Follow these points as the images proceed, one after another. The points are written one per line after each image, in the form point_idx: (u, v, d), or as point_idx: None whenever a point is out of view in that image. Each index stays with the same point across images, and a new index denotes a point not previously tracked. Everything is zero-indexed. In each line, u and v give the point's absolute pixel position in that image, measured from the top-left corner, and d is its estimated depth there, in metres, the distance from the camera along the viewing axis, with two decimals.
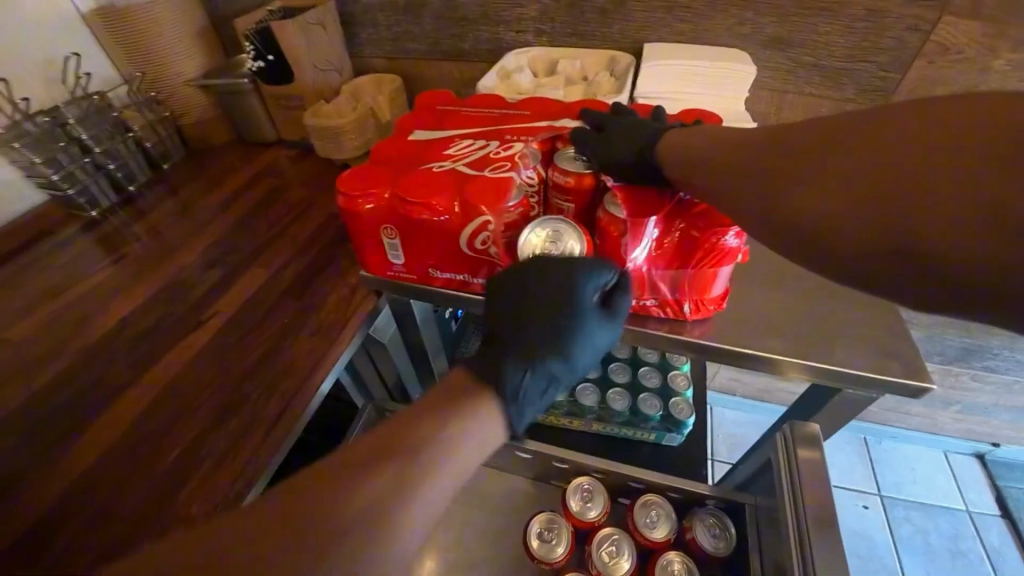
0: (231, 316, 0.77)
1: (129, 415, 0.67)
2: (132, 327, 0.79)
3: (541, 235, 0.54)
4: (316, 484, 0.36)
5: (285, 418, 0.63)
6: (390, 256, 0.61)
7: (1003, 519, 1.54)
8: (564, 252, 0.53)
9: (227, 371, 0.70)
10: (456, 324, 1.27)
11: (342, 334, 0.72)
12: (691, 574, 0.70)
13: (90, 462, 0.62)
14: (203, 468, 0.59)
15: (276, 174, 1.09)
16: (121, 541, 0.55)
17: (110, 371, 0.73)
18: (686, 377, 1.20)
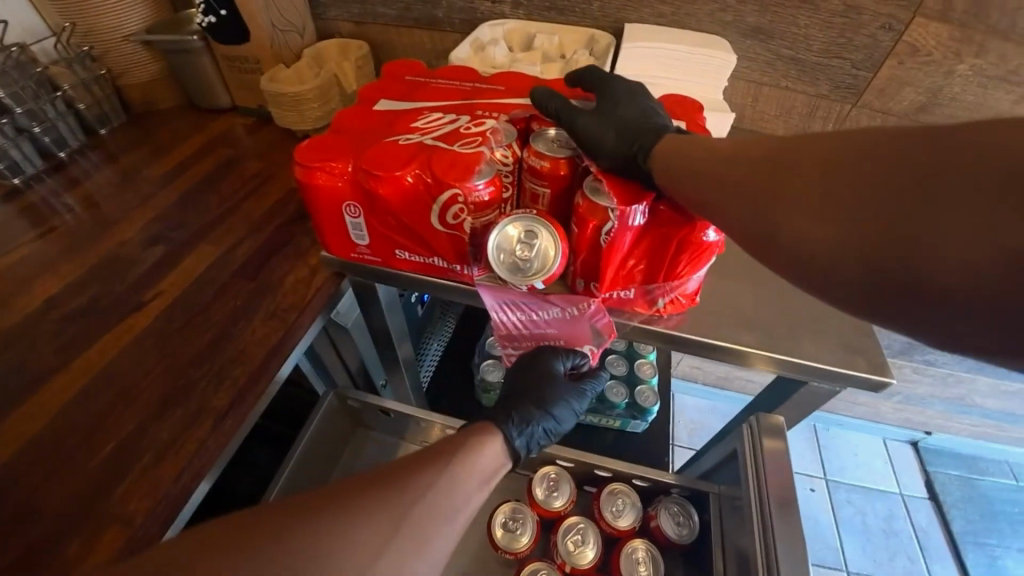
0: (177, 297, 0.71)
1: (56, 406, 0.60)
2: (60, 307, 0.71)
3: (517, 230, 0.51)
4: (328, 500, 0.41)
5: (235, 409, 0.58)
6: (352, 236, 0.57)
7: (931, 501, 1.66)
8: (536, 253, 0.51)
9: (170, 357, 0.64)
10: (423, 308, 1.23)
11: (300, 318, 0.66)
12: (656, 562, 0.70)
13: (7, 459, 0.56)
14: (142, 464, 0.54)
15: (229, 143, 1.00)
16: (44, 545, 0.49)
17: (34, 357, 0.65)
18: (652, 367, 1.21)
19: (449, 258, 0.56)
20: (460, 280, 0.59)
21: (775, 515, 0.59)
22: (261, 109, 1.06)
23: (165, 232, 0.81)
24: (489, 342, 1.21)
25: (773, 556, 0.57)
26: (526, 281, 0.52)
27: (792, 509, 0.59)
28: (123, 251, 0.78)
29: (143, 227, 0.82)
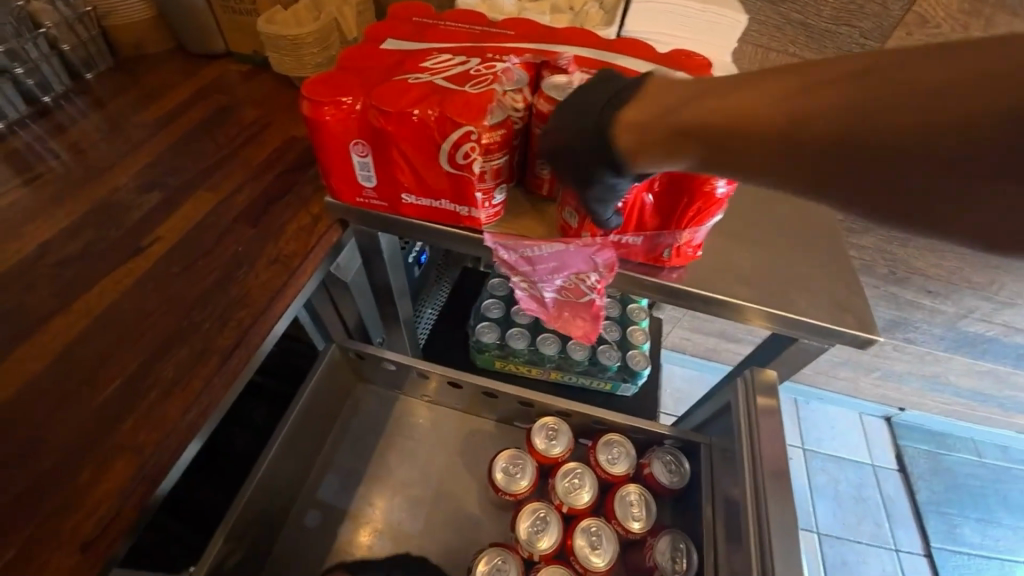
0: (174, 242, 0.69)
1: (55, 348, 0.59)
2: (52, 252, 0.69)
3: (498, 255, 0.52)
4: None
5: (239, 352, 0.58)
6: (359, 178, 0.56)
7: (899, 472, 1.74)
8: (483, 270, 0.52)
9: (171, 300, 0.63)
10: (420, 269, 1.22)
11: (303, 266, 0.66)
12: (647, 503, 0.74)
13: (11, 395, 0.56)
14: (148, 399, 0.54)
15: (224, 91, 0.97)
16: (55, 473, 0.50)
17: (27, 300, 0.64)
18: (644, 333, 1.24)
19: (456, 204, 0.55)
20: (466, 227, 0.59)
21: (766, 456, 0.62)
22: (256, 56, 1.02)
23: (158, 178, 0.79)
24: (486, 305, 1.22)
25: (761, 490, 0.60)
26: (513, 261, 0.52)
27: (780, 452, 0.62)
28: (115, 196, 0.76)
29: (134, 172, 0.80)
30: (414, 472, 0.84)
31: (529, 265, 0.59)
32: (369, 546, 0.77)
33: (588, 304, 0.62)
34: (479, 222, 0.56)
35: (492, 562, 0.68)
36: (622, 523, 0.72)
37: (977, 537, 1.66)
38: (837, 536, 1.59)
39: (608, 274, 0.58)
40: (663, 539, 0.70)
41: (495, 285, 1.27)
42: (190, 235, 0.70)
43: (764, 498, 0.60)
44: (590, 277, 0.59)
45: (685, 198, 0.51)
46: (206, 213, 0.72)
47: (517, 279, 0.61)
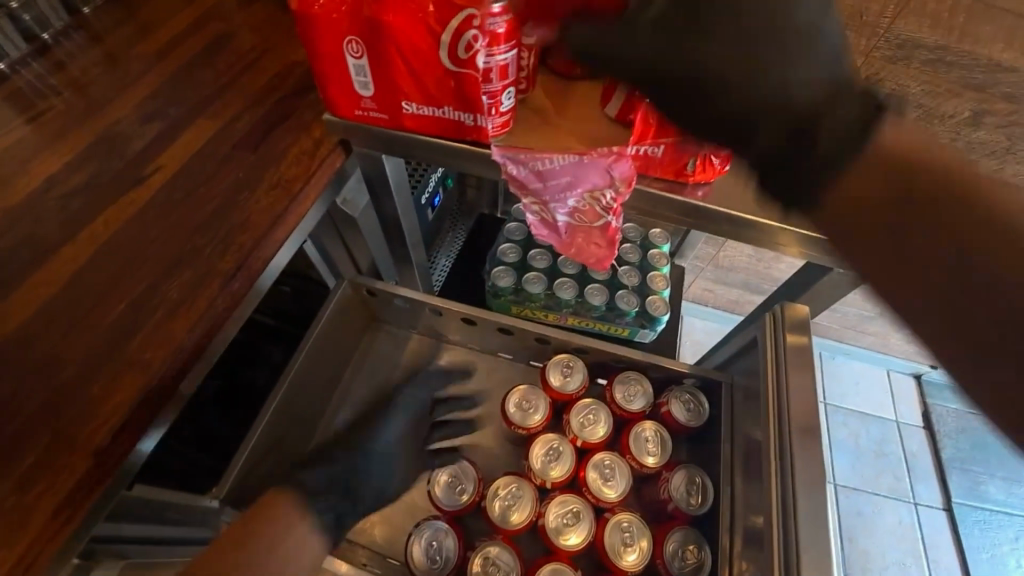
0: (174, 170, 0.66)
1: (61, 276, 0.58)
2: (54, 182, 0.66)
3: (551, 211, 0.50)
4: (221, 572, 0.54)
5: (241, 275, 0.57)
6: (356, 87, 0.53)
7: (925, 430, 1.69)
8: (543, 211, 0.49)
9: (172, 224, 0.61)
10: (433, 212, 1.18)
11: (304, 191, 0.64)
12: (663, 441, 0.72)
13: (22, 315, 0.56)
14: (153, 318, 0.54)
15: (221, 20, 0.92)
16: (67, 387, 0.50)
17: (30, 230, 0.62)
18: (664, 279, 1.19)
19: (461, 112, 0.52)
20: (472, 141, 0.55)
21: (794, 395, 0.59)
22: None
23: (157, 107, 0.74)
24: (501, 249, 1.18)
25: (786, 422, 0.57)
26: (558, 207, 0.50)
27: (807, 391, 0.59)
28: (113, 126, 0.72)
29: (131, 102, 0.75)
30: (426, 408, 0.84)
31: (541, 181, 0.55)
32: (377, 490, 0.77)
33: (604, 227, 0.58)
34: (485, 133, 0.53)
35: (503, 488, 0.68)
36: (637, 458, 0.71)
37: (1001, 496, 1.61)
38: (853, 487, 1.58)
39: (625, 189, 0.53)
40: (678, 474, 0.69)
41: (512, 230, 1.22)
42: (190, 160, 0.67)
43: (788, 439, 0.56)
44: (606, 193, 0.54)
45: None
46: (205, 139, 0.69)
47: (528, 198, 0.57)
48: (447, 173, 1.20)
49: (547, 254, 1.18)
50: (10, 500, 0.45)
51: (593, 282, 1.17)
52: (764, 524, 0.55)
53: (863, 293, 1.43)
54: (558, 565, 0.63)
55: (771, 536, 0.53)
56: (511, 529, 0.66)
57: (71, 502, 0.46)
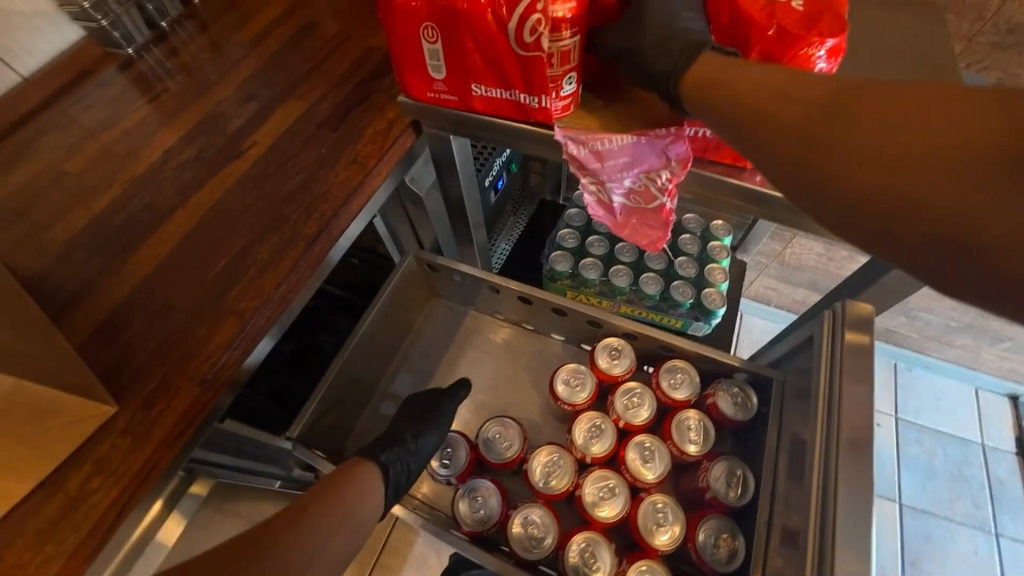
0: (268, 146, 0.73)
1: (176, 236, 0.67)
2: (171, 156, 0.76)
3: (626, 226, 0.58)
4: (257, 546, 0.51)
5: (320, 240, 0.64)
6: (430, 71, 0.56)
7: (1017, 457, 1.53)
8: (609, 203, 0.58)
9: (264, 194, 0.68)
10: (495, 196, 1.21)
11: (378, 167, 0.69)
12: (706, 431, 0.72)
13: (146, 270, 0.65)
14: (247, 275, 0.62)
15: (310, 8, 0.98)
16: (179, 330, 0.59)
17: (154, 197, 0.72)
18: (724, 273, 1.15)
19: (526, 95, 0.54)
20: (535, 124, 0.58)
21: (847, 398, 0.56)
22: None
23: (254, 90, 0.82)
24: (558, 235, 1.20)
25: (834, 416, 0.57)
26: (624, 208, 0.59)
27: (862, 395, 0.56)
28: (218, 108, 0.81)
29: (233, 85, 0.83)
30: (478, 379, 0.88)
31: (599, 162, 0.56)
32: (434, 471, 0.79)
33: (658, 209, 0.59)
34: (548, 116, 0.55)
35: (544, 458, 0.72)
36: (679, 446, 0.71)
37: None
38: (923, 510, 1.45)
39: (680, 170, 0.54)
40: (719, 465, 0.69)
41: (571, 216, 1.23)
42: (281, 137, 0.74)
43: (836, 445, 0.54)
44: (661, 175, 0.55)
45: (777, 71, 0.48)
46: (294, 118, 0.76)
47: (586, 179, 0.59)
48: (511, 158, 1.21)
49: (605, 241, 1.18)
50: (136, 416, 0.54)
51: (648, 271, 1.16)
52: (803, 527, 0.54)
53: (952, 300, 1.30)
54: (595, 535, 0.66)
55: (808, 538, 0.53)
56: (550, 494, 0.70)
57: (181, 423, 0.54)
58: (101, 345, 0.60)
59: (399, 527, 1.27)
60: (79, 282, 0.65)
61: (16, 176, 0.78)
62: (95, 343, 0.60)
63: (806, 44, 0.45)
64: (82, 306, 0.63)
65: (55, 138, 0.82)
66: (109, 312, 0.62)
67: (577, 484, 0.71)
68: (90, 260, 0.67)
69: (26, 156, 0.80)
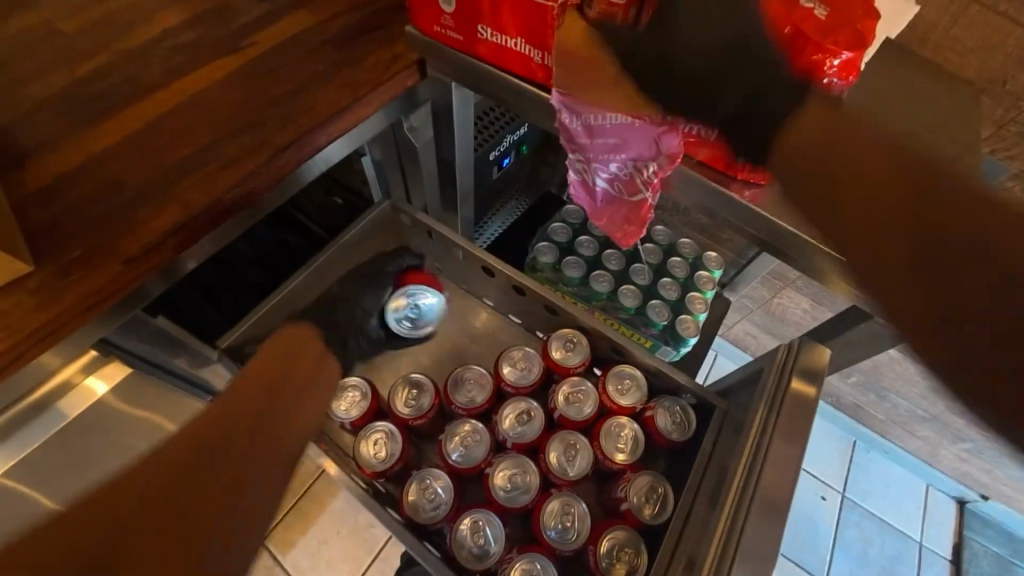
0: (267, 50, 0.71)
1: (149, 116, 0.65)
2: (170, 37, 0.74)
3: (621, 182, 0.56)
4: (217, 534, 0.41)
5: (289, 151, 0.63)
6: (440, 2, 0.56)
7: (949, 563, 1.50)
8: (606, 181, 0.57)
9: (249, 96, 0.67)
10: (499, 173, 1.14)
11: (368, 97, 0.67)
12: (637, 444, 0.71)
13: (111, 140, 0.63)
14: (207, 169, 0.61)
15: None
16: (126, 205, 0.58)
17: (139, 73, 0.70)
18: (704, 304, 1.13)
19: (530, 48, 0.54)
20: (536, 85, 0.57)
21: (773, 451, 0.56)
22: None
23: None
24: (550, 227, 1.17)
25: (759, 454, 0.57)
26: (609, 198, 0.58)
27: (790, 444, 0.56)
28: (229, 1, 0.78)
29: None
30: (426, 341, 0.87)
31: (589, 137, 0.54)
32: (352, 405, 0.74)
33: (640, 203, 0.56)
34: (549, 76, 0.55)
35: (464, 429, 0.72)
36: (605, 452, 0.70)
37: None
38: None
39: (668, 165, 0.52)
40: (642, 478, 0.68)
41: (568, 211, 1.18)
42: (283, 44, 0.72)
43: (751, 497, 0.54)
44: (649, 167, 0.53)
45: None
46: (302, 29, 0.73)
47: (573, 154, 0.57)
48: (523, 139, 1.15)
49: (595, 244, 1.15)
50: (57, 275, 0.54)
51: (629, 284, 1.13)
52: (700, 561, 0.54)
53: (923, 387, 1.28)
54: (487, 514, 0.66)
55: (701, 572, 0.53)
56: (460, 468, 0.70)
57: (96, 293, 0.54)
58: (45, 201, 0.59)
59: (319, 487, 1.25)
60: (40, 137, 0.64)
61: (13, 21, 0.77)
62: (42, 197, 0.59)
63: (818, 49, 0.43)
64: (36, 161, 0.62)
65: None
66: (61, 172, 0.61)
67: (490, 464, 0.71)
68: (58, 119, 0.65)
69: (27, 5, 0.78)
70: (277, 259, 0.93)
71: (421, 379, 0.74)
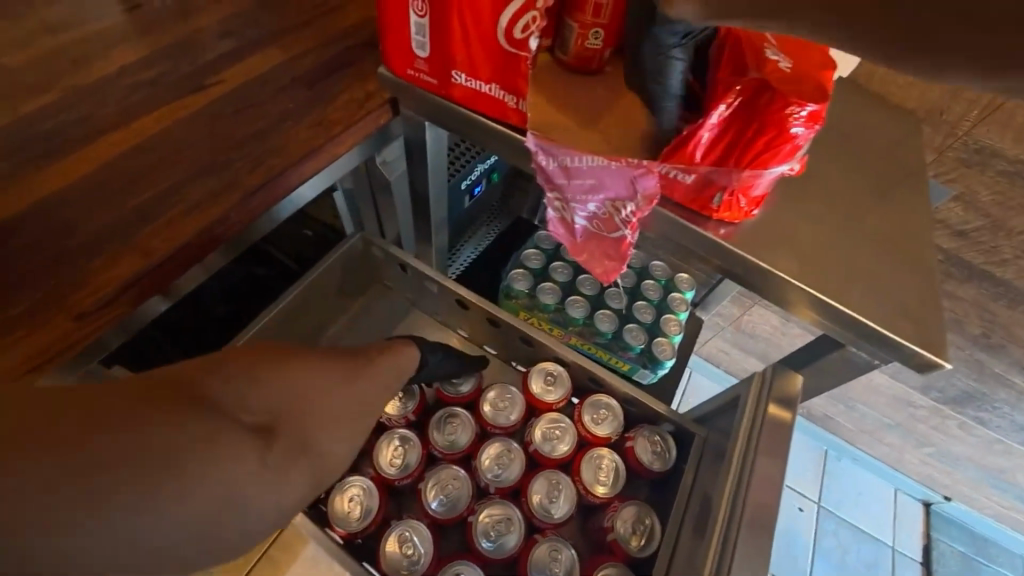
0: (233, 87, 0.70)
1: (106, 156, 0.62)
2: (129, 74, 0.71)
3: (597, 223, 0.57)
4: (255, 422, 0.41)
5: (260, 194, 0.61)
6: (415, 46, 0.56)
7: (921, 566, 1.55)
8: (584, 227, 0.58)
9: (215, 136, 0.65)
10: (472, 202, 1.13)
11: (342, 137, 0.67)
12: (617, 476, 0.71)
13: (62, 183, 0.60)
14: (172, 212, 0.58)
15: None
16: (78, 252, 0.55)
17: (94, 110, 0.66)
18: (678, 326, 1.15)
19: (505, 92, 0.54)
20: (512, 128, 0.57)
21: (756, 477, 0.56)
22: None
23: (235, 27, 0.77)
24: (526, 254, 1.16)
25: (742, 484, 0.57)
26: (588, 237, 0.59)
27: (771, 471, 0.56)
28: (194, 35, 0.76)
29: (216, 16, 0.78)
30: None
31: (566, 178, 0.54)
32: None
33: (619, 240, 0.57)
34: (525, 119, 0.55)
35: (443, 476, 0.70)
36: (586, 485, 0.70)
37: None
38: None
39: (646, 206, 0.53)
40: (628, 509, 0.68)
41: (542, 237, 1.18)
42: (252, 82, 0.70)
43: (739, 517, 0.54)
44: (627, 206, 0.54)
45: (755, 121, 0.47)
46: (271, 67, 0.72)
47: (551, 193, 0.57)
48: (496, 167, 1.15)
49: (570, 269, 1.15)
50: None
51: (606, 308, 1.13)
52: None
53: (887, 395, 1.34)
54: (469, 563, 0.64)
55: None
56: (441, 517, 0.68)
57: (41, 354, 0.50)
58: None
59: None
60: None
61: None
62: None
63: (786, 100, 0.44)
64: None
65: (12, 25, 0.76)
66: (5, 217, 0.57)
67: (471, 510, 0.69)
68: (2, 160, 0.61)
69: None
70: (244, 295, 0.89)
71: (410, 437, 0.71)
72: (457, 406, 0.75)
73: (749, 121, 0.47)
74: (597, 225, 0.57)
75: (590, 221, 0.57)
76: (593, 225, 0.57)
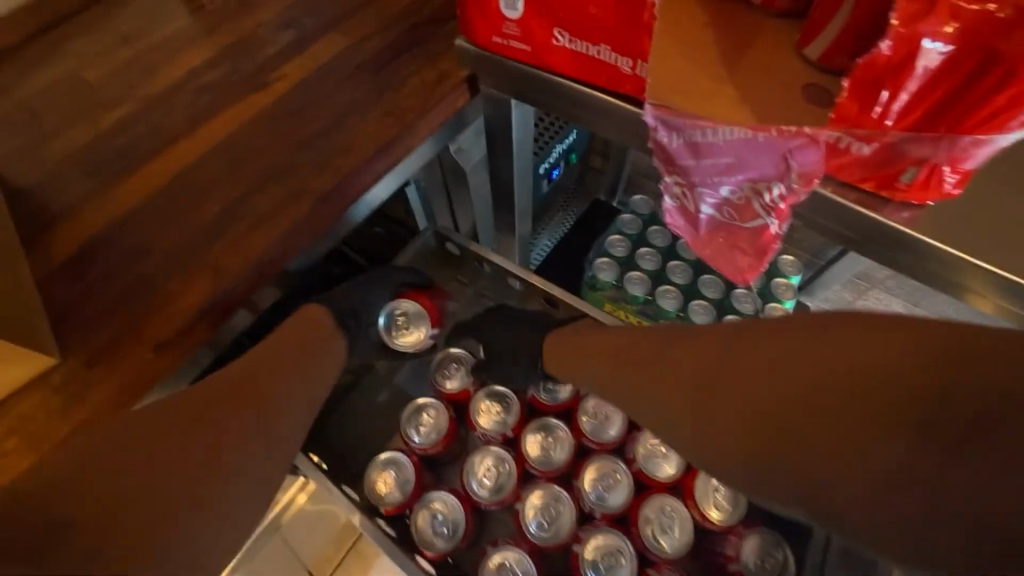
0: (298, 84, 0.64)
1: (177, 170, 0.59)
2: (194, 81, 0.67)
3: (730, 212, 0.46)
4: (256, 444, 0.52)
5: (330, 199, 0.56)
6: (503, 7, 0.47)
7: None
8: (712, 214, 0.47)
9: (281, 138, 0.60)
10: (547, 186, 1.04)
11: (415, 125, 0.60)
12: (738, 498, 0.60)
13: (137, 200, 0.57)
14: (242, 224, 0.54)
15: None
16: (156, 274, 0.52)
17: (164, 121, 0.64)
18: (786, 315, 0.99)
19: (619, 55, 0.45)
20: (623, 96, 0.48)
21: None
22: None
23: (298, 17, 0.71)
24: (608, 240, 1.05)
25: None
26: (716, 227, 0.48)
27: None
28: (257, 31, 0.71)
29: (278, 8, 0.73)
30: None
31: (694, 157, 0.44)
32: (383, 495, 0.62)
33: (760, 230, 0.45)
34: (642, 86, 0.45)
35: (537, 501, 0.61)
36: (701, 511, 0.60)
37: None
38: None
39: (802, 187, 0.41)
40: (754, 538, 0.57)
41: (625, 221, 1.06)
42: (315, 76, 0.65)
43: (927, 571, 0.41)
44: (774, 187, 0.42)
45: (998, 67, 0.33)
46: (334, 57, 0.66)
47: (672, 176, 0.47)
48: (572, 147, 1.04)
49: (657, 256, 1.03)
50: (82, 365, 0.48)
51: (700, 298, 1.00)
52: None
53: None
54: None
55: None
56: (541, 545, 0.60)
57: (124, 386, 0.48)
58: (70, 276, 0.53)
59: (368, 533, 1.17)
60: (65, 201, 0.58)
61: (36, 76, 0.72)
62: (69, 271, 0.53)
63: None
64: (62, 228, 0.56)
65: (88, 40, 0.76)
66: (88, 239, 0.55)
67: (576, 538, 0.60)
68: (84, 179, 0.60)
69: (52, 55, 0.74)
70: None
71: (502, 456, 0.64)
72: (547, 419, 0.66)
73: (985, 67, 0.33)
74: (731, 212, 0.46)
75: (721, 206, 0.46)
76: (728, 212, 0.46)
